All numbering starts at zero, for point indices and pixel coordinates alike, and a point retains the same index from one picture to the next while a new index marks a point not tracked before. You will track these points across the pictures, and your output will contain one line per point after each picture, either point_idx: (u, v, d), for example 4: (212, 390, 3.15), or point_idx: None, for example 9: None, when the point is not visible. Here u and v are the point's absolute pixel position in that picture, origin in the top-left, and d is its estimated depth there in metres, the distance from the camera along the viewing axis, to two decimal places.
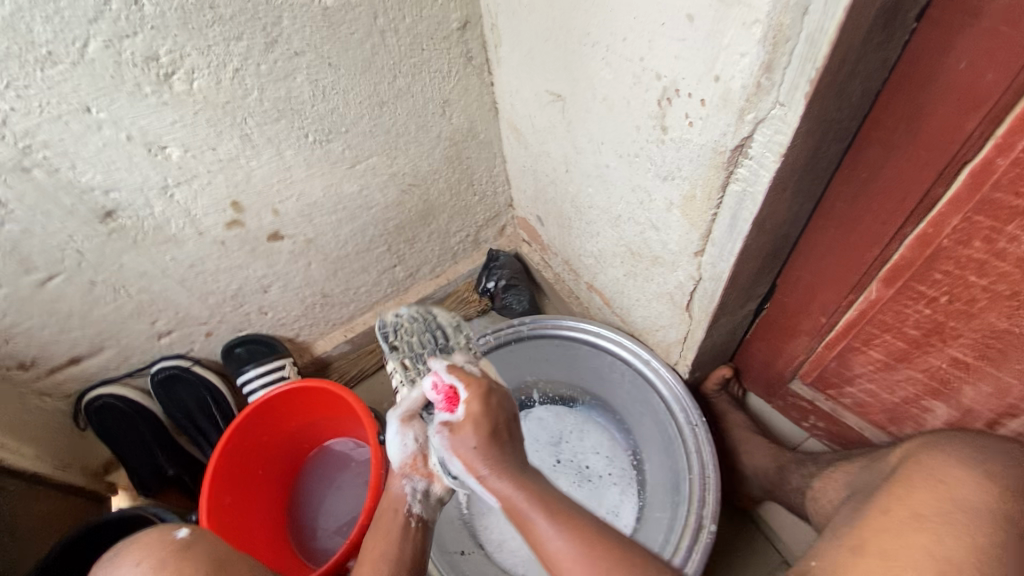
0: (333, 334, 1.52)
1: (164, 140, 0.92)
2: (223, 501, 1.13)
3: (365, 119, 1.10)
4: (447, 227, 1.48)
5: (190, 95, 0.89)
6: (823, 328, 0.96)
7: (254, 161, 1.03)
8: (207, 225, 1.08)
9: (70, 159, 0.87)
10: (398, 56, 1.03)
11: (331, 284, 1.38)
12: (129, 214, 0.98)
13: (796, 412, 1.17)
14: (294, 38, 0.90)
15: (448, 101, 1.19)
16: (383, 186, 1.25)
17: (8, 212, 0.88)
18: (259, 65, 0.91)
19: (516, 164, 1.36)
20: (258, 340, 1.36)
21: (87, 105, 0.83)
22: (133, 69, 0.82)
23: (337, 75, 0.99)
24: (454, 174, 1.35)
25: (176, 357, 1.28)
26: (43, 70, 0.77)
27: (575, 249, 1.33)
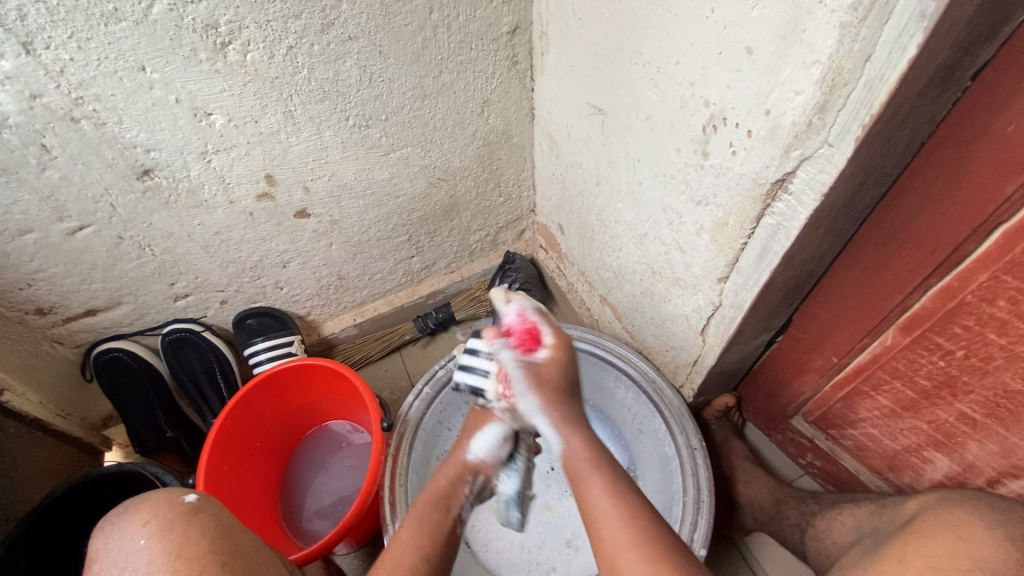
0: (343, 317, 1.54)
1: (210, 107, 0.94)
2: (221, 468, 1.13)
3: (405, 110, 1.11)
4: (469, 224, 1.49)
5: (242, 66, 0.90)
6: (834, 368, 0.98)
7: (293, 138, 1.05)
8: (238, 194, 1.09)
9: (118, 115, 0.89)
10: (446, 52, 1.05)
11: (350, 268, 1.40)
12: (165, 174, 1.00)
13: (796, 447, 1.18)
14: (350, 23, 0.92)
15: (488, 101, 1.20)
16: (413, 177, 1.26)
17: (50, 159, 0.89)
18: (312, 45, 0.92)
19: (545, 171, 1.38)
20: (271, 314, 1.37)
21: (142, 64, 0.84)
22: (192, 34, 0.84)
23: (385, 64, 1.01)
24: (483, 174, 1.36)
25: (188, 320, 1.29)
26: (106, 25, 0.78)
27: (594, 261, 1.34)
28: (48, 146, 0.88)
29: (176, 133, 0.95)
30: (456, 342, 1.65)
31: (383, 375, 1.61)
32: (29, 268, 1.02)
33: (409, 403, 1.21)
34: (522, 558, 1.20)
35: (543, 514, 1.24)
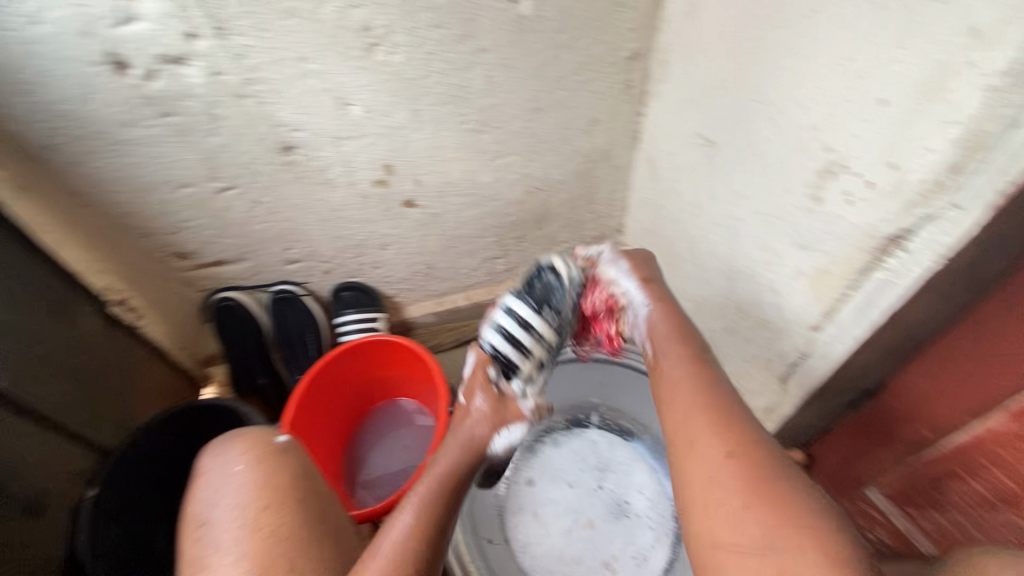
0: (424, 303, 1.63)
1: (351, 98, 1.05)
2: (303, 417, 1.25)
3: (519, 120, 1.17)
4: (557, 234, 1.53)
5: (384, 65, 1.01)
6: (927, 442, 0.91)
7: (415, 133, 1.14)
8: (359, 177, 1.20)
9: (276, 96, 1.01)
10: (566, 71, 1.10)
11: (439, 262, 1.49)
12: (303, 152, 1.12)
13: (864, 519, 1.09)
14: (484, 36, 0.99)
15: (597, 120, 1.24)
16: (513, 183, 1.32)
17: (218, 127, 1.04)
18: (448, 53, 1.01)
19: (640, 194, 1.40)
20: (363, 290, 1.49)
21: (304, 55, 0.96)
22: (349, 34, 0.95)
23: (508, 76, 1.08)
24: (579, 188, 1.40)
25: (293, 283, 1.43)
26: (282, 20, 0.91)
27: (677, 288, 1.33)
28: (218, 116, 1.02)
29: (318, 117, 1.07)
30: None
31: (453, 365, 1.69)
32: (181, 218, 1.18)
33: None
34: (558, 569, 1.20)
35: (582, 528, 1.24)
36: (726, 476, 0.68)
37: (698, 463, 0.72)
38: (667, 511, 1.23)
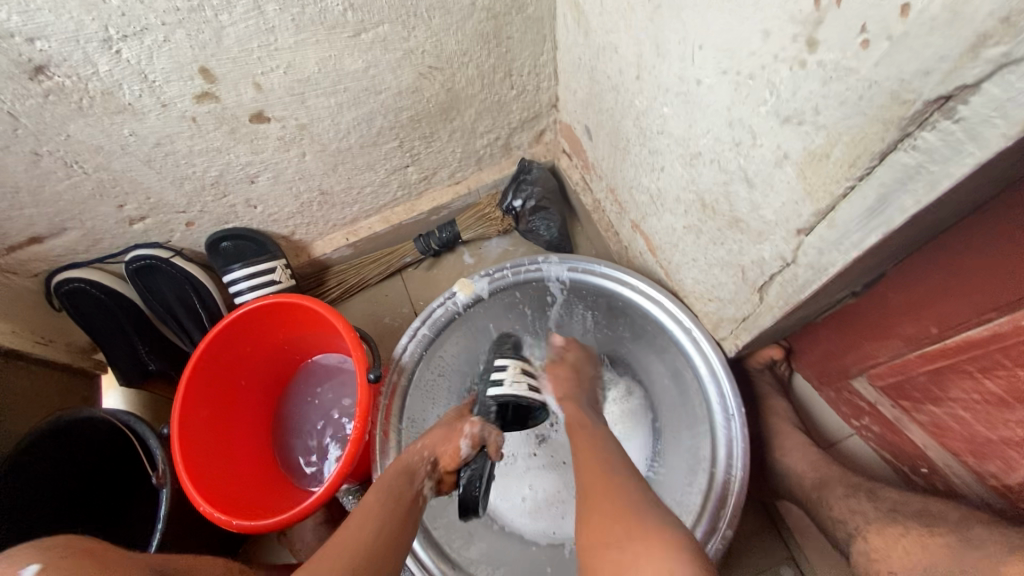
0: (333, 238, 1.03)
1: (166, 172, 0.76)
2: (195, 423, 0.75)
3: (415, 139, 0.90)
4: (462, 191, 1.05)
5: (167, 90, 0.66)
6: (929, 340, 0.60)
7: (256, 184, 0.84)
8: (196, 239, 0.89)
9: (47, 190, 0.71)
10: (433, 32, 0.73)
11: (302, 221, 0.96)
12: (114, 235, 0.81)
13: (850, 408, 0.79)
14: (306, 19, 0.64)
15: (508, 53, 0.82)
16: (387, 158, 0.91)
17: (27, 226, 0.74)
18: (282, 95, 0.72)
19: (578, 92, 0.86)
20: (252, 238, 0.92)
21: (193, 96, 0.68)
22: (203, 92, 0.68)
23: (383, 99, 0.80)
24: (490, 136, 0.97)
25: (151, 247, 0.86)
26: (170, 84, 0.65)
27: (626, 205, 0.87)
28: None
29: (101, 211, 0.77)
30: (466, 270, 1.09)
31: (384, 303, 1.09)
32: None
33: (401, 345, 0.81)
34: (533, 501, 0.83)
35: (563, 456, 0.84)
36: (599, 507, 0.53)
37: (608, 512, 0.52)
38: (719, 458, 0.71)
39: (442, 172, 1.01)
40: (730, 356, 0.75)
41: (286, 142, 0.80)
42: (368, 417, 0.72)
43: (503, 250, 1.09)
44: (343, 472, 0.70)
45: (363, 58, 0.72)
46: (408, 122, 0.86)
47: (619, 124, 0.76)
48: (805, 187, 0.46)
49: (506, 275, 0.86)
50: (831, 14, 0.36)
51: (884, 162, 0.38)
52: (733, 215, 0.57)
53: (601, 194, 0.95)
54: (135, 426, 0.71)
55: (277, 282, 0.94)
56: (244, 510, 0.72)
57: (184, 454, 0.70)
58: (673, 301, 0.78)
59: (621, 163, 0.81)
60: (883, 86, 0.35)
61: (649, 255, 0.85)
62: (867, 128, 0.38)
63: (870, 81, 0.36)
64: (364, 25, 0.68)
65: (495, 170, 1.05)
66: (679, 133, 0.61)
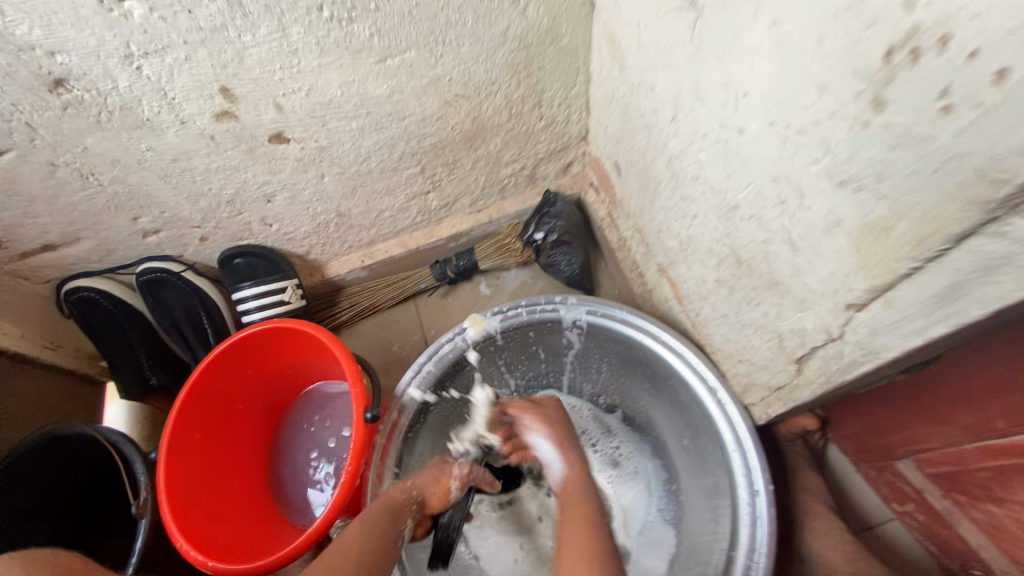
0: (347, 259, 1.01)
1: (181, 187, 0.75)
2: (185, 449, 0.72)
3: (437, 165, 0.87)
4: (483, 219, 1.01)
5: (186, 107, 0.64)
6: (995, 433, 0.53)
7: (272, 203, 0.83)
8: (209, 254, 0.88)
9: (62, 200, 0.70)
10: (461, 59, 0.71)
11: (317, 242, 0.94)
12: (126, 246, 0.80)
13: (890, 491, 0.71)
14: (330, 43, 0.62)
15: (538, 83, 0.79)
16: (407, 183, 0.89)
17: (41, 234, 0.73)
18: (303, 116, 0.70)
19: (609, 127, 0.82)
20: (265, 255, 0.90)
21: (212, 114, 0.66)
22: (222, 111, 0.66)
23: (406, 125, 0.78)
24: (515, 166, 0.94)
25: (163, 259, 0.84)
26: (190, 101, 0.64)
27: (653, 247, 0.82)
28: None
29: (115, 223, 0.76)
30: (481, 301, 1.05)
31: (395, 329, 1.05)
32: None
33: (404, 381, 0.77)
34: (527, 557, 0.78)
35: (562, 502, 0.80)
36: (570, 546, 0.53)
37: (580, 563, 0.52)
38: (740, 537, 0.65)
39: (464, 200, 0.98)
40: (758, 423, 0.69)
41: (305, 163, 0.78)
42: (361, 460, 0.68)
43: (521, 282, 1.05)
44: (331, 517, 0.66)
45: (387, 83, 0.70)
46: (431, 149, 0.83)
47: (651, 164, 0.71)
48: (859, 260, 0.40)
49: (519, 313, 0.81)
50: (905, 73, 0.31)
51: (961, 246, 0.33)
52: (772, 277, 0.52)
53: (627, 233, 0.91)
54: (120, 447, 0.69)
55: (286, 303, 0.92)
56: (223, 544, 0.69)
57: (168, 482, 0.68)
58: (697, 357, 0.72)
59: (651, 204, 0.77)
60: (967, 159, 0.30)
61: (675, 302, 0.79)
62: (944, 205, 0.32)
63: (951, 153, 0.30)
64: (390, 51, 0.66)
65: (518, 200, 1.01)
66: (716, 184, 0.56)
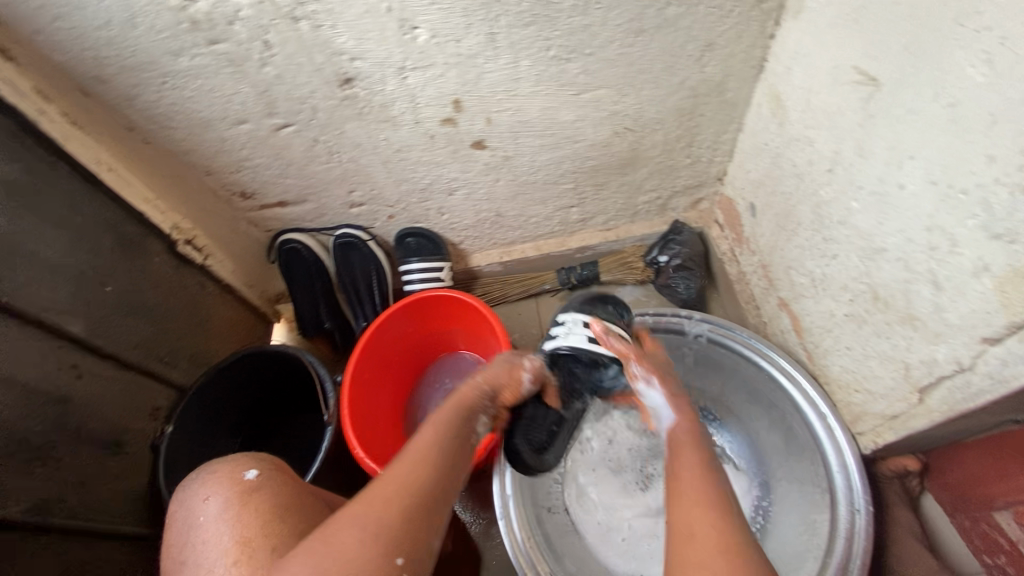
0: (489, 254, 1.16)
1: (392, 171, 0.93)
2: (362, 381, 0.89)
3: (590, 185, 1.01)
4: (611, 237, 1.14)
5: (424, 111, 0.82)
6: None
7: (451, 196, 0.99)
8: (388, 230, 1.05)
9: (309, 169, 0.89)
10: (641, 99, 0.85)
11: (472, 235, 1.10)
12: (334, 212, 0.99)
13: (983, 542, 0.74)
14: (547, 76, 0.79)
15: (696, 127, 0.92)
16: (560, 196, 1.03)
17: (283, 192, 0.93)
18: (503, 129, 0.87)
19: (753, 172, 0.93)
20: (431, 238, 1.07)
21: (440, 118, 0.84)
22: (449, 118, 0.84)
23: (578, 148, 0.92)
24: (653, 195, 1.06)
25: (358, 229, 1.03)
26: (429, 107, 0.82)
27: (778, 282, 0.91)
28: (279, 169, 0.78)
29: (335, 193, 0.95)
30: None
31: (516, 321, 1.19)
32: None
33: None
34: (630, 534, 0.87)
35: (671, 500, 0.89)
36: (682, 500, 0.56)
37: (697, 495, 0.56)
38: (837, 547, 0.72)
39: (600, 218, 1.10)
40: (864, 452, 0.76)
41: (489, 167, 0.94)
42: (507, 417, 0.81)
43: (636, 299, 1.16)
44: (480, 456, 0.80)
45: (577, 112, 0.85)
46: (590, 169, 0.98)
47: (794, 208, 0.81)
48: (1001, 300, 0.49)
49: (647, 320, 0.92)
50: None
51: None
52: (909, 312, 0.61)
53: (749, 267, 1.00)
54: (315, 368, 0.86)
55: (441, 281, 1.09)
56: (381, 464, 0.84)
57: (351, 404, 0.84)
58: (809, 384, 0.81)
59: (784, 244, 0.87)
60: None
61: (792, 334, 0.88)
62: None
63: None
64: (589, 87, 0.82)
65: (646, 225, 1.13)
66: (865, 228, 0.65)
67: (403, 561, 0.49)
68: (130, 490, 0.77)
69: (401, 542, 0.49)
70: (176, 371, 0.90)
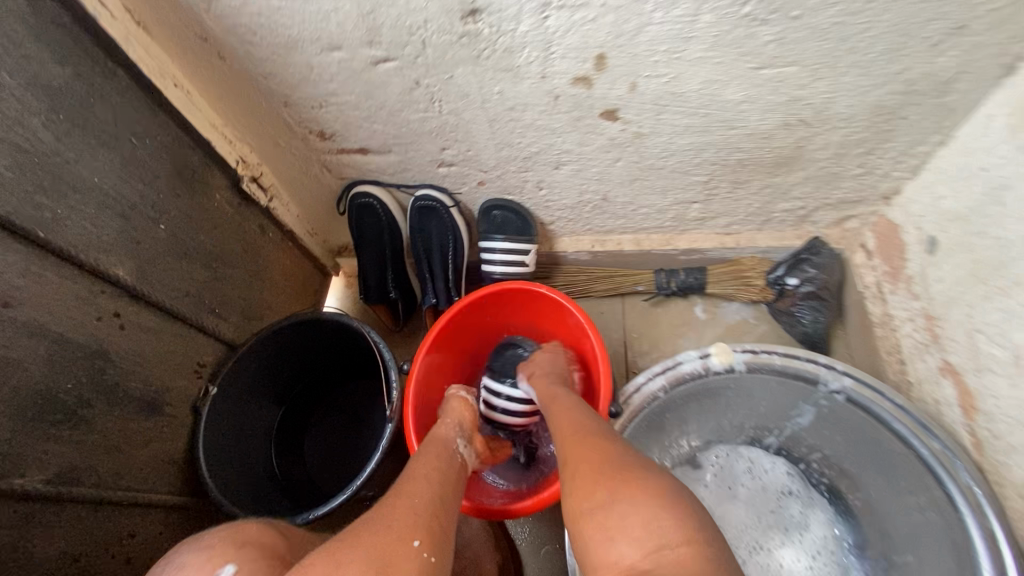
0: (580, 240, 1.00)
1: (497, 132, 0.77)
2: (429, 372, 0.78)
3: (726, 181, 0.83)
4: (728, 243, 0.96)
5: (557, 64, 0.65)
6: None
7: (557, 170, 0.83)
8: (474, 197, 0.91)
9: (401, 116, 0.75)
10: (835, 85, 0.66)
11: (567, 216, 0.94)
12: (419, 169, 0.85)
13: None
14: (727, 39, 0.60)
15: (888, 131, 0.72)
16: (685, 189, 0.86)
17: (367, 138, 0.79)
18: (646, 99, 0.69)
19: (947, 200, 0.73)
20: (520, 214, 0.92)
21: (574, 75, 0.67)
22: (584, 77, 0.67)
23: (730, 136, 0.74)
24: (796, 203, 0.87)
25: (442, 191, 0.89)
26: (564, 60, 0.65)
27: (949, 343, 0.73)
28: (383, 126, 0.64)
29: (425, 147, 0.80)
30: (692, 322, 1.01)
31: (596, 320, 1.04)
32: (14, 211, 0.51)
33: (637, 382, 0.76)
34: None
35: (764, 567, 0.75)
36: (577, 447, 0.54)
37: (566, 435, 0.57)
38: None
39: (722, 220, 0.92)
40: None
41: (613, 144, 0.77)
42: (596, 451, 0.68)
43: (741, 319, 1.00)
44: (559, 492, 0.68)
45: (747, 91, 0.67)
46: (734, 163, 0.79)
47: (1013, 260, 0.63)
48: None
49: (773, 359, 0.76)
50: None
51: None
52: None
53: (903, 313, 0.82)
54: (380, 350, 0.75)
55: (523, 265, 0.94)
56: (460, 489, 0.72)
57: (414, 399, 0.74)
58: (971, 481, 0.65)
59: (976, 300, 0.68)
60: None
61: (957, 411, 0.71)
62: None
63: None
64: (774, 61, 0.63)
65: (774, 236, 0.94)
66: None
67: (433, 554, 0.45)
68: (168, 457, 0.69)
69: (409, 527, 0.45)
70: (226, 326, 0.80)
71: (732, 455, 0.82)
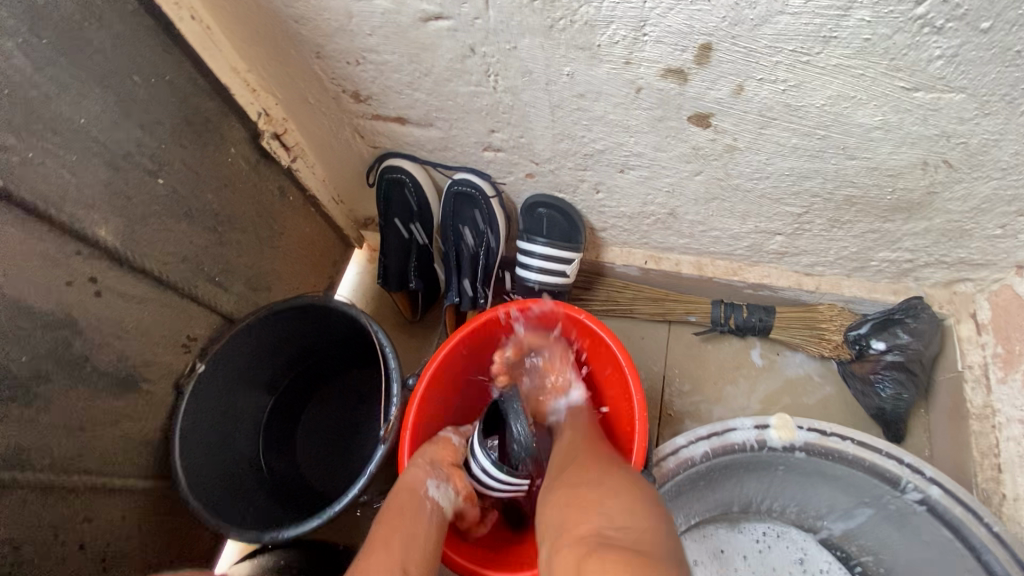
0: (632, 254, 0.87)
1: (559, 122, 0.64)
2: (439, 387, 0.69)
3: (824, 218, 0.69)
4: (806, 286, 0.81)
5: (647, 50, 0.52)
6: None
7: (622, 175, 0.70)
8: (521, 189, 0.79)
9: (449, 86, 0.63)
10: (1009, 124, 0.50)
11: (622, 226, 0.81)
12: (462, 149, 0.73)
13: None
14: (883, 44, 0.45)
15: None
16: (771, 219, 0.71)
17: (408, 108, 0.68)
18: (752, 108, 0.55)
19: None
20: (570, 216, 0.79)
21: (666, 67, 0.53)
22: (679, 69, 0.53)
23: (846, 167, 0.59)
24: (903, 255, 0.72)
25: (484, 177, 0.77)
26: (658, 46, 0.51)
27: None
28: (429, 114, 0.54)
29: (472, 127, 0.68)
30: (746, 367, 0.88)
31: (635, 345, 0.92)
32: None
33: (675, 445, 0.65)
34: None
35: None
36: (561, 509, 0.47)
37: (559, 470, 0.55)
38: None
39: (806, 258, 0.78)
40: None
41: (696, 154, 0.64)
42: None
43: (804, 374, 0.86)
44: None
45: (886, 116, 0.52)
46: (841, 200, 0.65)
47: None
48: None
49: (844, 446, 0.63)
50: None
51: None
52: None
53: (1013, 410, 0.68)
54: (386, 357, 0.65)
55: (564, 274, 0.82)
56: (458, 546, 0.63)
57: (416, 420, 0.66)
58: None
59: None
60: None
61: None
62: None
63: None
64: (935, 83, 0.48)
65: (864, 287, 0.80)
66: None
67: None
68: (139, 437, 0.63)
69: None
70: (226, 296, 0.72)
71: (783, 538, 0.73)
